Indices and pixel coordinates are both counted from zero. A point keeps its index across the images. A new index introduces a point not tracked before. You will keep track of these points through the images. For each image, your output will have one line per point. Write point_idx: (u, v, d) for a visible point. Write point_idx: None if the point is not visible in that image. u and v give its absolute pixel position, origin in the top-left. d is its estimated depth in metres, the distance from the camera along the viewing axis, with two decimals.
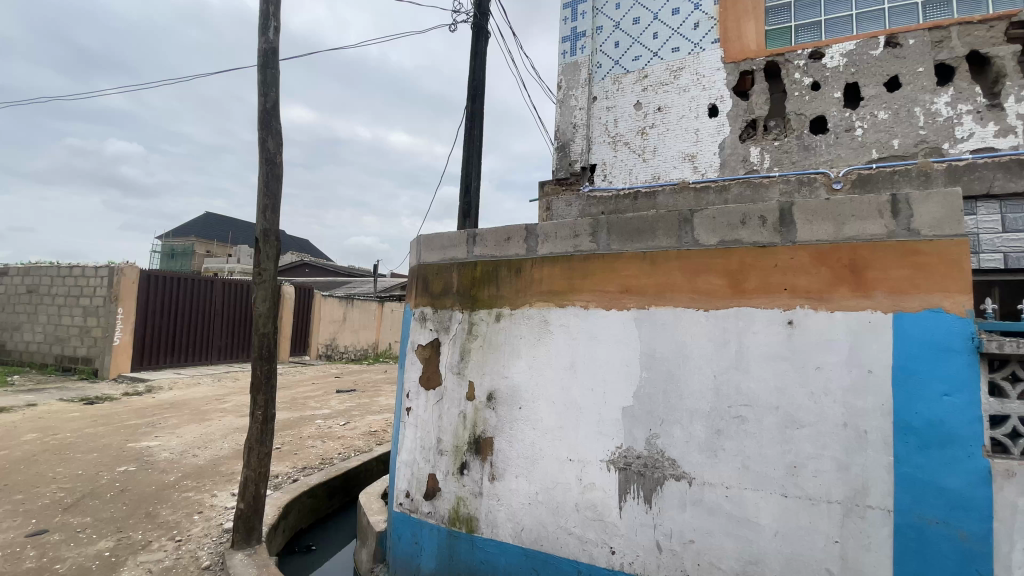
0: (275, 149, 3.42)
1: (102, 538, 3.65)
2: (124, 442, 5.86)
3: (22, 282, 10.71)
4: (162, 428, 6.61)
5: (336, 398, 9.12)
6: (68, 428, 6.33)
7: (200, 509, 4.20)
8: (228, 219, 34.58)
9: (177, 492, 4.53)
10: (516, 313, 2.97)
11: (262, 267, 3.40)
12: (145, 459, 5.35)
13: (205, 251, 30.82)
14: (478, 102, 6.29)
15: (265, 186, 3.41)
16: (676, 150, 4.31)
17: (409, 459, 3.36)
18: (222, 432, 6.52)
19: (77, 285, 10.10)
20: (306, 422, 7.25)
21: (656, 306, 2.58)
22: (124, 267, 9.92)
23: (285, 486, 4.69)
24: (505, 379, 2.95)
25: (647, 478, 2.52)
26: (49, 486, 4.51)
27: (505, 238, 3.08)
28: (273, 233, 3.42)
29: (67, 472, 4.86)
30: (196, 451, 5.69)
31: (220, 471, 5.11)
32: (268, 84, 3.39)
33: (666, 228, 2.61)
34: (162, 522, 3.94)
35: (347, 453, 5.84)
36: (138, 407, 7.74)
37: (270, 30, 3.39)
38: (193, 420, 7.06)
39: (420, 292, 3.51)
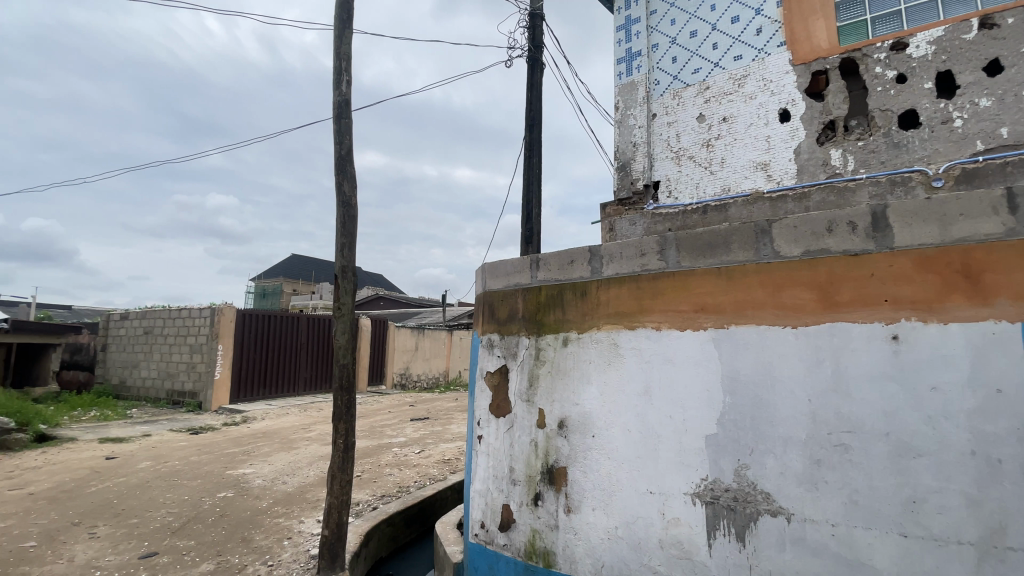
0: (350, 193, 3.66)
1: (204, 561, 3.92)
2: (224, 470, 6.33)
3: (141, 324, 12.11)
4: (256, 456, 7.09)
5: (411, 427, 9.37)
6: (177, 457, 6.97)
7: (289, 534, 4.41)
8: (311, 260, 37.36)
9: (268, 518, 4.79)
10: (584, 337, 2.90)
11: (341, 302, 3.59)
12: (241, 485, 5.74)
13: (293, 290, 33.44)
14: (535, 130, 6.41)
15: (342, 226, 3.63)
16: (747, 159, 4.11)
17: (483, 489, 3.33)
18: (308, 460, 6.87)
19: (185, 325, 11.26)
20: (384, 450, 7.48)
21: (736, 324, 2.41)
22: (224, 307, 10.96)
23: (365, 514, 4.81)
24: (576, 406, 2.86)
25: (738, 514, 2.31)
26: (160, 511, 4.95)
27: (569, 261, 3.05)
28: (350, 269, 3.62)
29: (175, 498, 5.32)
30: (285, 478, 6.02)
31: (307, 498, 5.36)
32: (343, 132, 3.66)
33: (742, 240, 2.46)
34: (255, 546, 4.17)
35: (422, 482, 5.92)
36: (235, 437, 8.37)
37: (343, 83, 3.67)
38: (282, 448, 7.52)
39: (485, 319, 3.54)
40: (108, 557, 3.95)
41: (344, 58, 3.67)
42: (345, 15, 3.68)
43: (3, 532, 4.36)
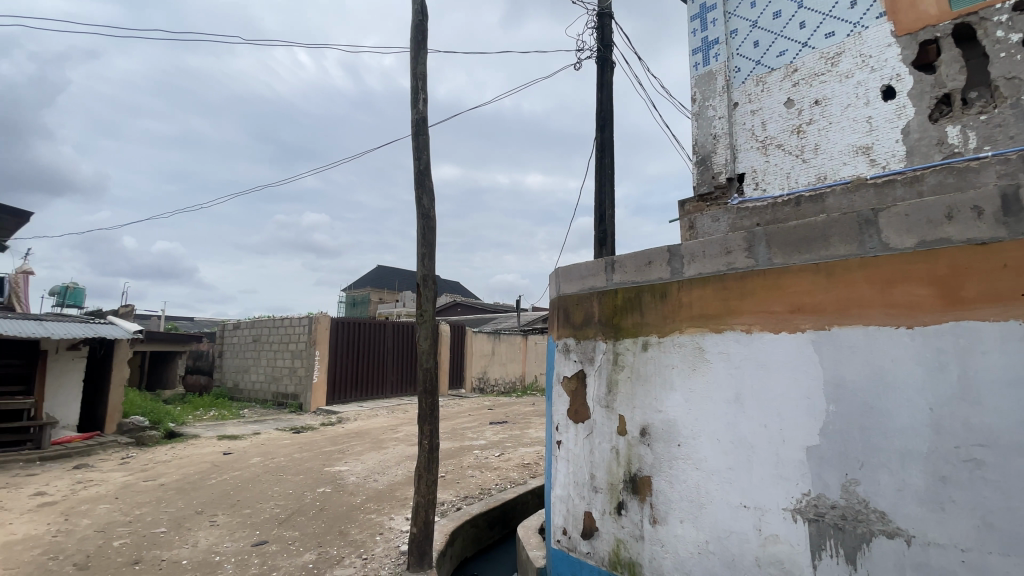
0: (429, 205, 3.82)
1: (307, 551, 4.25)
2: (322, 466, 6.84)
3: (250, 332, 13.44)
4: (350, 454, 7.58)
5: (490, 430, 9.55)
6: (282, 453, 7.64)
7: (380, 530, 4.66)
8: (393, 269, 39.45)
9: (362, 513, 5.10)
10: (665, 341, 2.79)
11: (423, 309, 3.75)
12: (337, 482, 6.16)
13: (378, 298, 35.55)
14: (607, 130, 6.30)
15: (422, 237, 3.79)
16: (845, 144, 3.75)
17: (564, 495, 3.31)
18: (396, 460, 7.24)
19: (286, 333, 12.35)
20: (466, 451, 7.69)
21: (839, 325, 2.21)
22: (320, 316, 11.90)
23: (450, 514, 4.97)
24: (659, 413, 2.76)
25: (846, 533, 2.11)
26: (269, 503, 5.44)
27: (647, 262, 2.96)
28: (431, 277, 3.77)
29: (281, 491, 5.82)
30: (376, 476, 6.38)
31: (396, 496, 5.64)
32: (421, 148, 3.83)
33: (843, 233, 2.25)
34: (351, 540, 4.45)
35: (503, 485, 6.00)
36: (331, 436, 9.02)
37: (420, 101, 3.84)
38: (373, 448, 7.98)
39: (561, 324, 3.52)
40: (227, 543, 4.40)
41: (420, 78, 3.85)
42: (420, 36, 3.87)
43: (144, 517, 5.02)
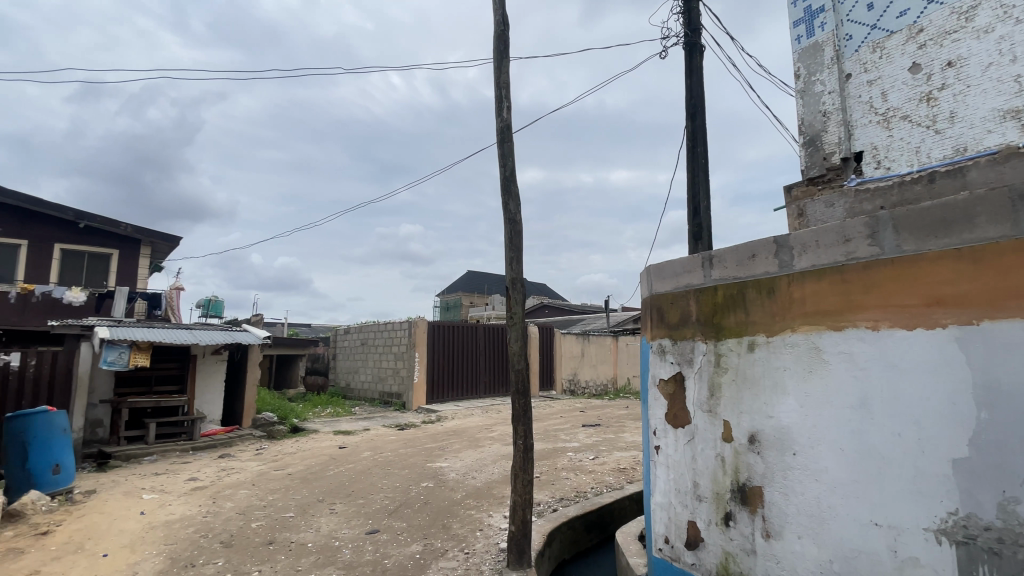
0: (516, 210, 3.89)
1: (414, 542, 4.51)
2: (424, 462, 7.23)
3: (358, 336, 14.62)
4: (449, 451, 7.93)
5: (583, 432, 9.46)
6: (388, 449, 8.20)
7: (480, 526, 4.81)
8: (482, 274, 40.63)
9: (463, 509, 5.31)
10: (774, 341, 2.58)
11: (513, 311, 3.82)
12: (439, 477, 6.47)
13: (469, 302, 36.89)
14: (698, 117, 5.98)
15: (510, 241, 3.87)
16: (988, 109, 3.22)
17: (665, 502, 3.18)
18: (492, 458, 7.44)
19: (389, 336, 13.27)
20: (559, 453, 7.70)
21: (991, 318, 1.90)
22: (418, 320, 12.69)
23: (547, 514, 5.00)
24: (770, 419, 2.55)
25: (1006, 559, 1.83)
26: (379, 494, 5.87)
27: (750, 256, 2.77)
28: (519, 280, 3.83)
29: (389, 484, 6.24)
30: (474, 474, 6.61)
31: (493, 494, 5.80)
32: (506, 154, 3.92)
33: (991, 212, 1.95)
34: (453, 534, 4.65)
35: (599, 488, 5.92)
36: (431, 433, 9.50)
37: (504, 109, 3.94)
38: (470, 446, 8.28)
39: (655, 324, 3.39)
40: (344, 530, 4.81)
41: (503, 86, 3.94)
42: (502, 45, 3.97)
43: (275, 502, 5.65)
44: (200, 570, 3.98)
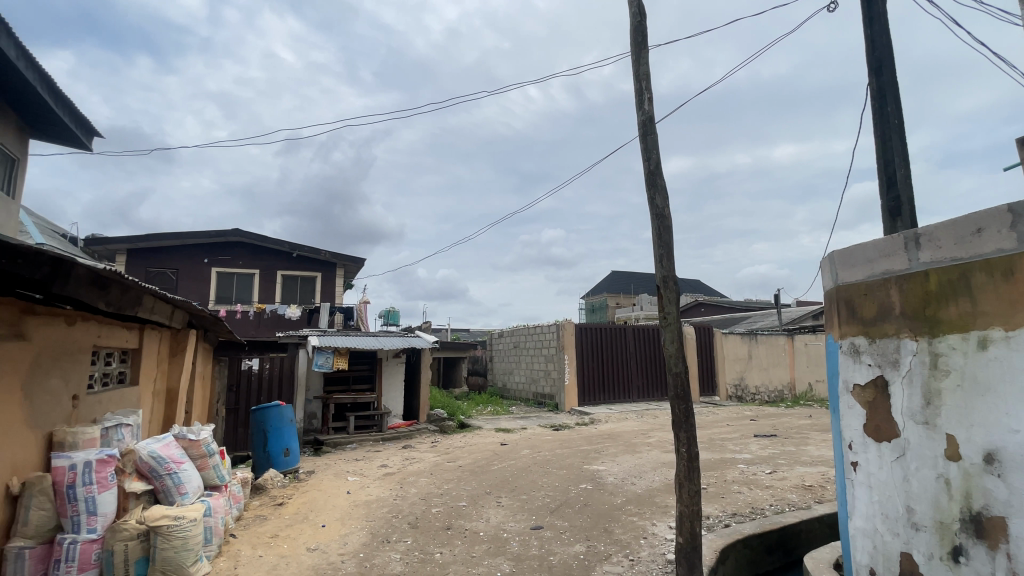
0: (663, 204, 3.72)
1: (577, 542, 4.57)
2: (582, 464, 7.28)
3: (510, 339, 15.39)
4: (606, 455, 7.87)
5: (756, 443, 8.56)
6: (546, 448, 8.45)
7: (644, 534, 4.68)
8: (630, 274, 39.52)
9: (624, 514, 5.22)
10: (1016, 336, 2.04)
11: (666, 311, 3.64)
12: (597, 480, 6.46)
13: (617, 304, 36.26)
14: (884, 72, 5.05)
15: (659, 238, 3.71)
16: None
17: (868, 528, 2.72)
18: (652, 465, 7.16)
19: (540, 339, 13.73)
20: (728, 464, 7.08)
21: None
22: (565, 322, 12.94)
23: (718, 529, 4.64)
24: (1015, 434, 2.02)
25: None
26: (540, 492, 6.08)
27: (975, 231, 2.24)
28: (671, 278, 3.64)
29: (549, 483, 6.44)
30: (633, 480, 6.44)
31: (656, 502, 5.58)
32: (650, 148, 3.77)
33: None
34: (617, 539, 4.60)
35: (779, 507, 5.28)
36: (587, 436, 9.52)
37: (645, 101, 3.80)
38: (627, 451, 8.09)
39: (845, 320, 2.94)
40: (510, 523, 5.10)
41: (643, 77, 3.82)
42: (640, 35, 3.85)
43: (449, 491, 6.24)
44: (393, 545, 4.59)
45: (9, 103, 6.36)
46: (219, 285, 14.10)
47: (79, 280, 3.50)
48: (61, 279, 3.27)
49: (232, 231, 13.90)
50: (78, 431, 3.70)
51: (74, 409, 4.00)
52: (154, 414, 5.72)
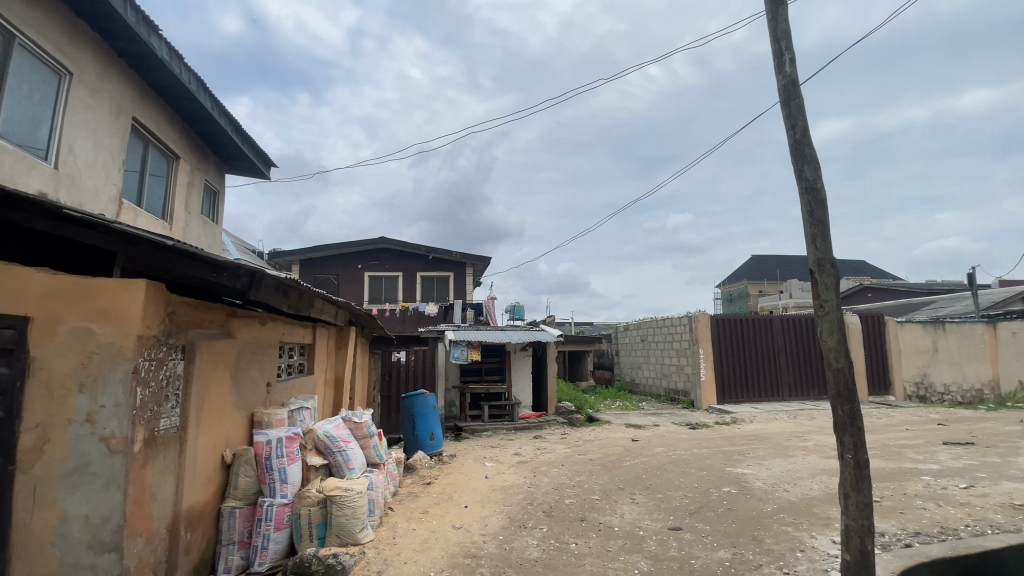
0: (814, 175, 3.33)
1: (721, 548, 4.31)
2: (724, 466, 6.82)
3: (638, 332, 14.96)
4: (752, 457, 7.25)
5: (946, 452, 7.18)
6: (683, 447, 8.07)
7: (801, 547, 4.24)
8: (774, 258, 35.67)
9: (776, 523, 4.78)
10: None
11: (822, 298, 3.24)
12: (742, 484, 5.99)
13: (759, 292, 33.04)
14: None
15: (810, 215, 3.32)
16: None
17: None
18: (809, 471, 6.42)
19: (671, 332, 13.12)
20: (908, 475, 6.06)
21: None
22: (699, 314, 12.17)
23: (896, 549, 4.01)
24: None
25: None
26: (678, 492, 5.84)
27: None
28: (827, 260, 3.23)
29: (687, 483, 6.15)
30: (786, 486, 5.84)
31: (814, 512, 5.01)
32: (794, 114, 3.40)
33: None
34: (768, 549, 4.24)
35: (981, 528, 4.38)
36: (729, 436, 8.86)
37: (786, 62, 3.42)
38: (778, 455, 7.35)
39: None
40: (646, 521, 4.99)
41: (782, 36, 3.44)
42: None
43: (582, 484, 6.30)
44: (530, 531, 4.79)
45: (209, 145, 7.93)
46: (371, 287, 15.94)
47: (268, 287, 4.21)
48: (255, 287, 3.97)
49: (379, 239, 15.59)
50: (271, 412, 4.53)
51: (268, 394, 4.89)
52: (326, 398, 6.71)
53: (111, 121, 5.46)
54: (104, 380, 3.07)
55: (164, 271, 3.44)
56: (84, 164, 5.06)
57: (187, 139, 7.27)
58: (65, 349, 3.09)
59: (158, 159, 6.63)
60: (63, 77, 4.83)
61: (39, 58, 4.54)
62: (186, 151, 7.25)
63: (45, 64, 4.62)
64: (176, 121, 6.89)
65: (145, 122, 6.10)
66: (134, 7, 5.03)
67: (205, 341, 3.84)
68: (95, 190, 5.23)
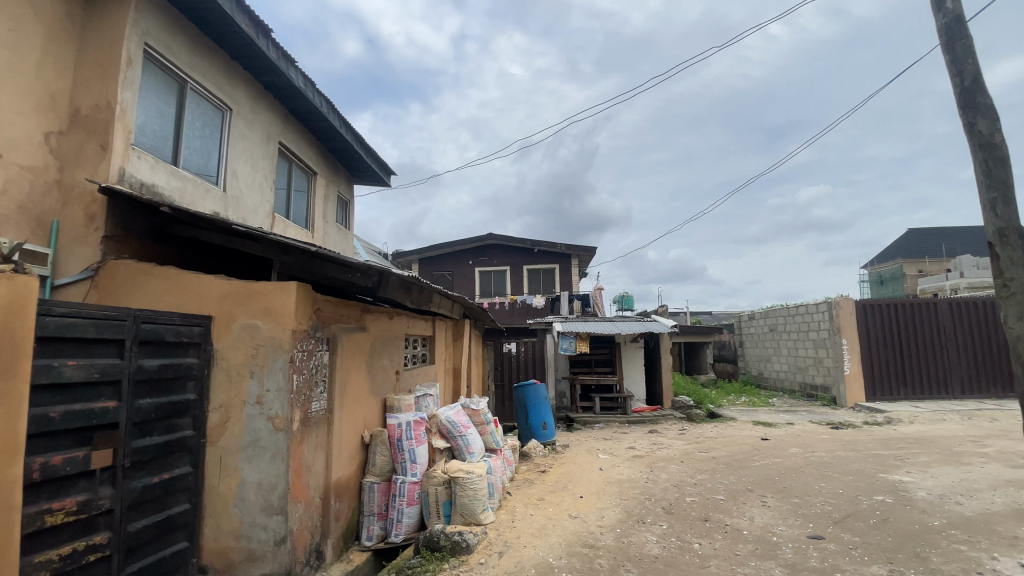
0: (990, 129, 2.78)
1: (874, 563, 3.82)
2: (875, 471, 6.00)
3: (766, 322, 13.71)
4: (912, 463, 6.28)
5: None
6: (823, 448, 7.24)
7: (979, 569, 3.60)
8: (937, 232, 30.27)
9: (945, 540, 4.10)
10: None
11: (1007, 276, 2.69)
12: (899, 493, 5.22)
13: (917, 271, 28.30)
14: None
15: (986, 176, 2.78)
16: None
17: None
18: (991, 482, 5.39)
19: (806, 321, 11.84)
20: None
21: None
22: (840, 300, 10.79)
23: None
24: None
25: None
26: (818, 498, 5.27)
27: None
28: (1012, 230, 2.68)
29: (830, 489, 5.52)
30: (958, 498, 4.97)
31: (997, 530, 4.21)
32: (962, 58, 2.85)
33: None
34: (934, 569, 3.66)
35: None
36: (882, 438, 7.76)
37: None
38: (947, 461, 6.27)
39: None
40: (781, 527, 4.59)
41: None
42: None
43: (704, 482, 5.98)
44: (648, 527, 4.68)
45: (340, 160, 8.87)
46: (481, 282, 16.65)
47: (393, 284, 4.60)
48: (383, 284, 4.36)
49: (488, 235, 16.16)
50: (401, 398, 4.96)
51: (397, 381, 5.36)
52: (446, 386, 7.18)
53: (263, 147, 6.37)
54: (268, 368, 3.61)
55: (310, 273, 3.94)
56: (245, 185, 5.97)
57: (322, 156, 8.22)
58: (239, 342, 3.69)
59: (300, 176, 7.59)
60: (224, 112, 5.72)
61: (207, 99, 5.43)
62: (322, 167, 8.19)
63: (211, 103, 5.51)
64: (313, 141, 7.82)
65: (289, 144, 7.02)
66: (274, 44, 5.78)
67: (344, 334, 4.32)
68: (254, 207, 6.16)
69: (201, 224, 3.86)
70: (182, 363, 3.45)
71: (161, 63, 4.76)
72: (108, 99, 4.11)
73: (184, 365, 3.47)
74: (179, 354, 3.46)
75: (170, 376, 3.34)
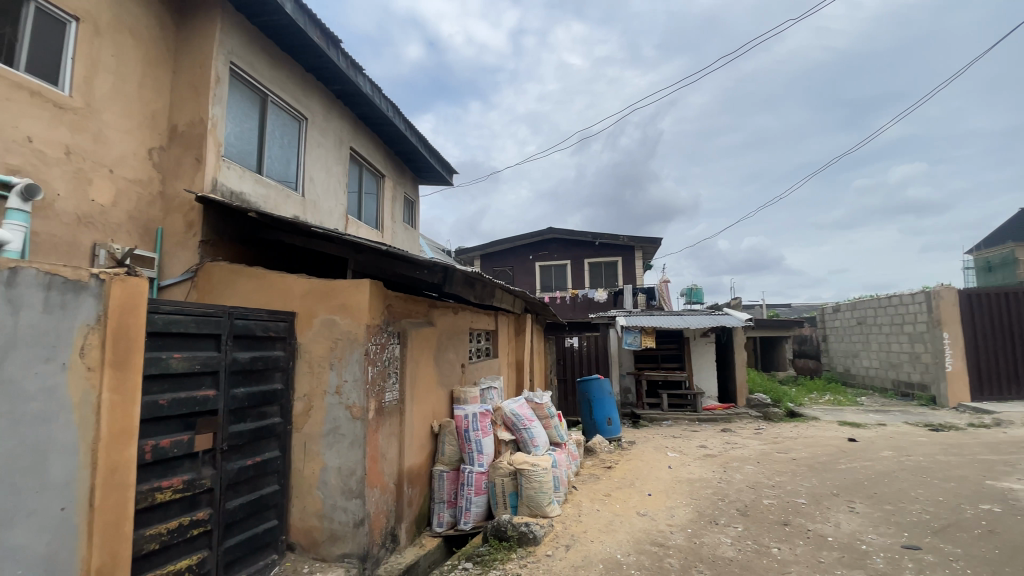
0: None
1: None
2: (983, 478, 5.40)
3: (853, 315, 12.64)
4: None
5: None
6: (920, 452, 6.60)
7: None
8: None
9: None
10: None
11: None
12: (1011, 503, 4.67)
13: None
14: None
15: None
16: None
17: None
18: None
19: (899, 313, 10.86)
20: None
21: None
22: (940, 289, 9.76)
23: None
24: None
25: None
26: (913, 505, 4.83)
27: None
28: None
29: (928, 496, 5.03)
30: None
31: None
32: None
33: None
34: None
35: None
36: (992, 442, 6.95)
37: None
38: None
39: None
40: (871, 535, 4.25)
41: None
42: None
43: (783, 484, 5.66)
44: (722, 528, 4.51)
45: (406, 162, 9.22)
46: (541, 277, 16.66)
47: (458, 279, 4.75)
48: (449, 280, 4.51)
49: (548, 229, 16.14)
50: (467, 390, 5.11)
51: (463, 374, 5.52)
52: (510, 380, 7.29)
53: (336, 152, 6.75)
54: (346, 360, 3.85)
55: (381, 271, 4.15)
56: (320, 189, 6.37)
57: (389, 158, 8.58)
58: (319, 336, 3.97)
59: (370, 178, 7.98)
60: (301, 122, 6.13)
61: (286, 110, 5.85)
62: (389, 169, 8.56)
63: (289, 114, 5.92)
64: (380, 144, 8.19)
65: (359, 149, 7.40)
66: (344, 53, 6.11)
67: (414, 329, 4.52)
68: (329, 210, 6.56)
69: (283, 228, 4.17)
70: (271, 356, 3.76)
71: (246, 79, 5.18)
72: (201, 115, 4.54)
73: (272, 357, 3.78)
74: (267, 347, 3.77)
75: (260, 368, 3.65)
